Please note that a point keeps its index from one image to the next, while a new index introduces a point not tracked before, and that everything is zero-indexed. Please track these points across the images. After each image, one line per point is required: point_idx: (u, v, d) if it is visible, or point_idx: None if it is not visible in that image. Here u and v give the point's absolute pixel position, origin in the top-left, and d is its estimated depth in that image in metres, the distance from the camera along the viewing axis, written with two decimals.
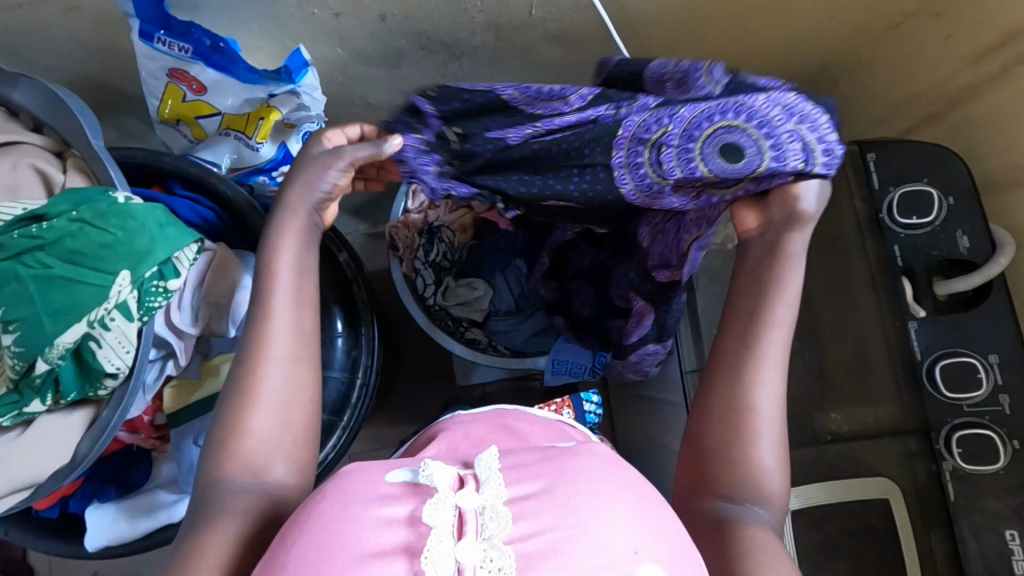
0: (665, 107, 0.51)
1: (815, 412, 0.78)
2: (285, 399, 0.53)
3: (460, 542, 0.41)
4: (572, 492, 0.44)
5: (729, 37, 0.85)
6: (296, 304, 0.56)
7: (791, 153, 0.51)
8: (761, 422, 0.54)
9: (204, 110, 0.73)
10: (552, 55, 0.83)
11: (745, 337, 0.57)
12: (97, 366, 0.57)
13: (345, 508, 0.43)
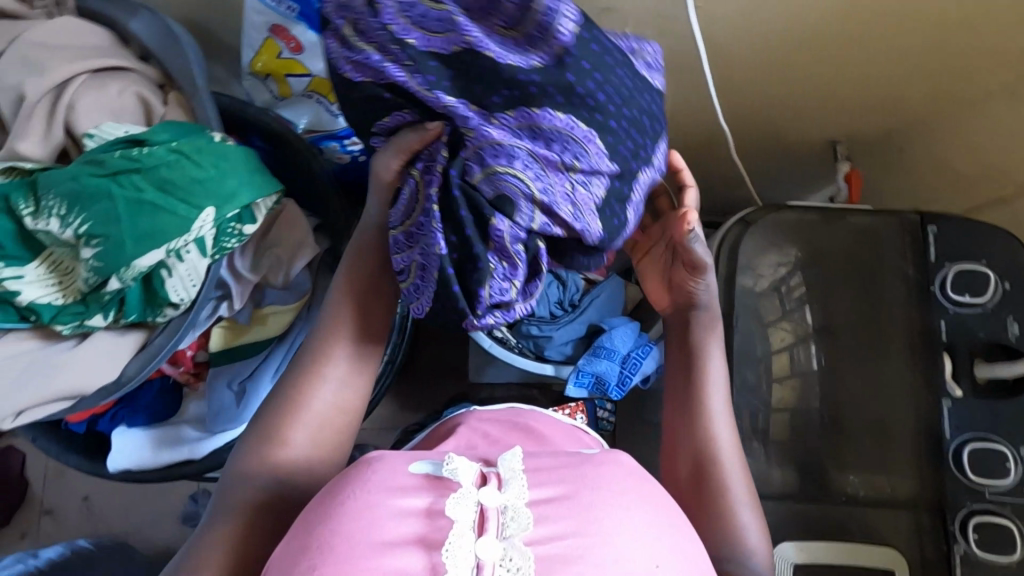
0: (482, 153, 0.48)
1: (833, 470, 0.78)
2: (302, 453, 0.55)
3: (480, 538, 0.41)
4: (594, 499, 0.44)
5: (802, 82, 0.86)
6: (342, 402, 0.57)
7: (421, 262, 0.51)
8: (727, 472, 0.58)
9: (295, 69, 0.76)
10: None
11: (687, 399, 0.62)
12: (163, 294, 0.61)
13: (366, 495, 0.44)
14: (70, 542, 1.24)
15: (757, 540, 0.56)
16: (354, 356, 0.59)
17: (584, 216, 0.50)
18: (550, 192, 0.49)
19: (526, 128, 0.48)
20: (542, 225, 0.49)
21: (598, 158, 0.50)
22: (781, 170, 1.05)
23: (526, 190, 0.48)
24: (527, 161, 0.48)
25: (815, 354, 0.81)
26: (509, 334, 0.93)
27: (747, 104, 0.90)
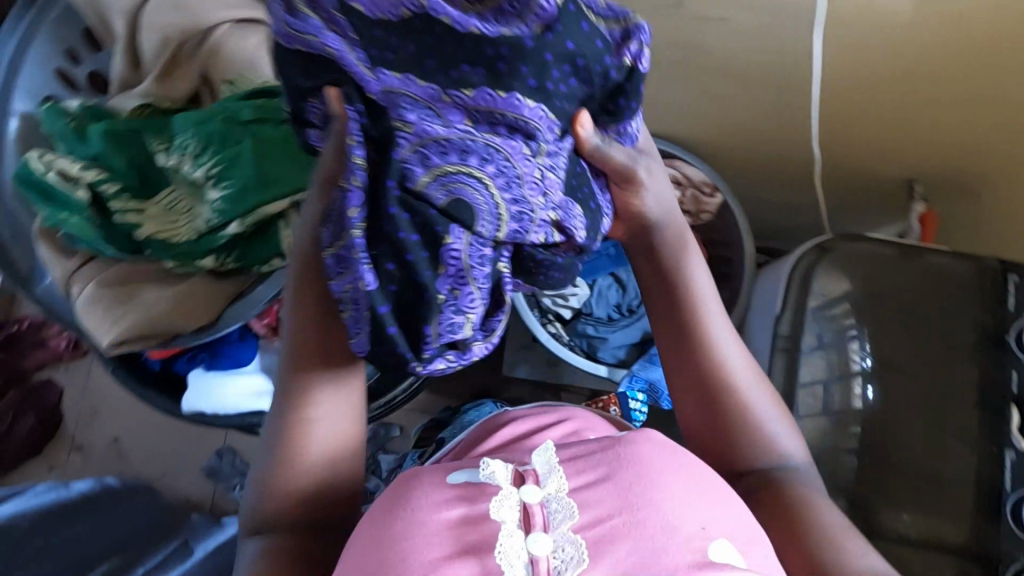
0: (429, 144, 0.42)
1: (882, 508, 0.77)
2: (319, 469, 0.52)
3: (531, 534, 0.42)
4: (633, 478, 0.46)
5: (897, 121, 0.84)
6: (338, 417, 0.52)
7: (358, 294, 0.43)
8: (743, 390, 0.57)
9: None
10: (724, 87, 0.83)
11: (684, 333, 0.57)
12: (275, 242, 0.74)
13: (410, 513, 0.45)
14: (100, 480, 1.25)
15: (790, 444, 0.57)
16: (340, 390, 0.52)
17: (546, 188, 0.46)
18: (521, 202, 0.45)
19: (485, 111, 0.43)
20: (513, 227, 0.45)
21: (534, 117, 0.44)
22: (849, 205, 1.03)
23: (489, 194, 0.44)
24: (422, 112, 0.42)
25: (869, 386, 0.81)
26: (562, 330, 0.97)
27: (835, 133, 0.88)
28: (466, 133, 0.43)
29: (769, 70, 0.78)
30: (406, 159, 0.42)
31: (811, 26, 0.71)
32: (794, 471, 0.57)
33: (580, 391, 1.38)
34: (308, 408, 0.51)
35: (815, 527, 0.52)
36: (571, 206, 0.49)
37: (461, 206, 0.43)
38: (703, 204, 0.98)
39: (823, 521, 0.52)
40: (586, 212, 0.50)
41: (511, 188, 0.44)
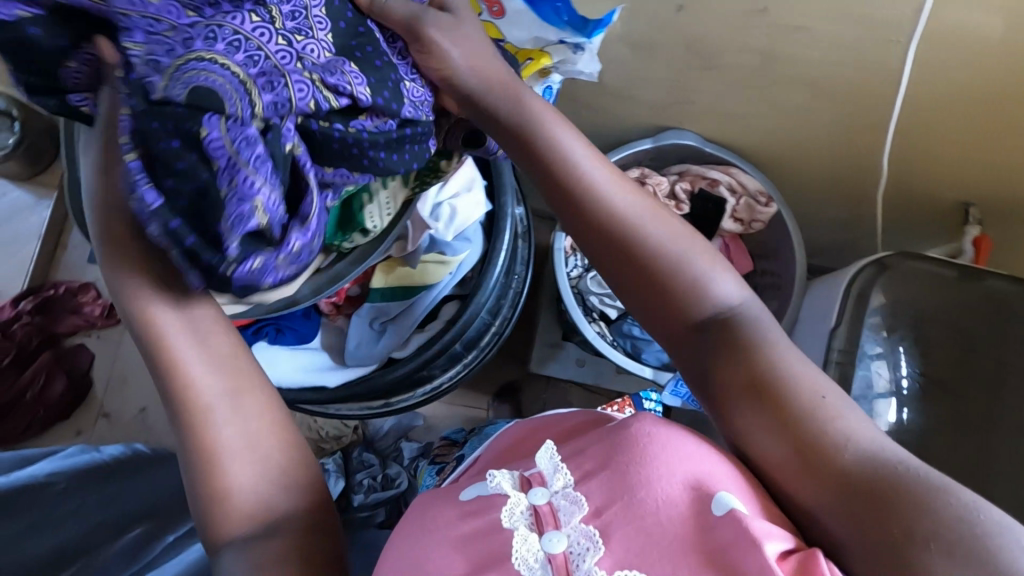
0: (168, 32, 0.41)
1: None
2: (238, 455, 0.47)
3: (544, 533, 0.41)
4: (627, 456, 0.43)
5: (967, 145, 0.82)
6: (218, 382, 0.48)
7: (235, 209, 0.39)
8: (688, 281, 0.48)
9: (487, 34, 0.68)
10: (795, 98, 0.82)
11: (585, 228, 0.51)
12: (357, 217, 0.58)
13: (433, 532, 0.46)
14: (128, 448, 1.26)
15: (728, 292, 0.49)
16: (214, 365, 0.48)
17: (343, 80, 0.46)
18: (269, 69, 0.43)
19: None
20: (268, 98, 0.42)
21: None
22: (903, 225, 1.02)
23: (234, 75, 0.40)
24: (232, 43, 0.42)
25: (905, 409, 0.80)
26: (606, 329, 0.98)
27: (901, 151, 0.86)
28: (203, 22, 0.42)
29: (846, 82, 0.77)
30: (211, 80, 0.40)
31: (900, 43, 0.69)
32: (743, 317, 0.48)
33: (606, 393, 1.38)
34: (199, 401, 0.47)
35: (792, 396, 0.43)
36: (347, 69, 0.47)
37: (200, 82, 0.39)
38: (757, 213, 0.97)
39: (807, 397, 0.42)
40: (365, 69, 0.48)
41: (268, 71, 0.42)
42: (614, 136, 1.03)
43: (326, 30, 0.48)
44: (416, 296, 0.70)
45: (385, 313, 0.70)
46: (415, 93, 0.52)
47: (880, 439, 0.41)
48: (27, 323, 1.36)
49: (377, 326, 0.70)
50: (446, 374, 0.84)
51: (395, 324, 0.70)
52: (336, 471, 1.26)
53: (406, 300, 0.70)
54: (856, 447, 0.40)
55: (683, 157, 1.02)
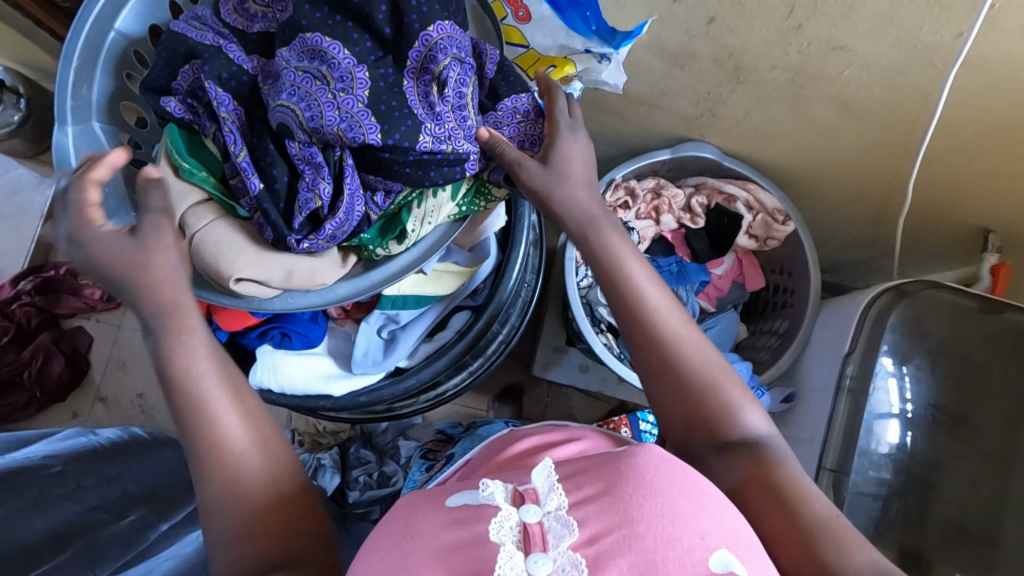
0: (261, 75, 0.56)
1: (933, 563, 0.76)
2: (248, 455, 0.49)
3: (531, 555, 0.37)
4: (631, 488, 0.41)
5: (993, 174, 0.81)
6: (228, 383, 0.51)
7: (310, 204, 0.55)
8: (730, 396, 0.51)
9: (513, 38, 0.69)
10: (823, 116, 0.81)
11: (645, 338, 0.53)
12: (401, 225, 0.59)
13: (410, 539, 0.41)
14: (125, 432, 1.24)
15: (758, 416, 0.51)
16: (234, 409, 0.50)
17: (356, 125, 0.52)
18: (311, 104, 0.52)
19: (310, 52, 0.53)
20: (312, 128, 0.52)
21: (348, 65, 0.52)
22: (919, 247, 1.00)
23: (295, 116, 0.52)
24: (289, 88, 0.52)
25: (910, 432, 0.79)
26: (614, 341, 0.96)
27: (925, 175, 0.85)
28: (267, 74, 0.56)
29: (877, 103, 0.75)
30: (277, 110, 0.53)
31: (936, 69, 0.68)
32: (770, 443, 0.51)
33: (606, 400, 1.37)
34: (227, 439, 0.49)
35: (811, 514, 0.46)
36: (362, 116, 0.52)
37: (301, 129, 0.53)
38: (773, 230, 0.95)
39: (828, 522, 0.46)
40: (379, 117, 0.52)
41: (309, 104, 0.52)
42: (633, 144, 1.01)
43: (364, 73, 0.52)
44: (429, 304, 0.69)
45: (395, 321, 0.68)
46: (434, 130, 0.54)
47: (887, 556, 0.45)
48: (27, 303, 1.35)
49: (385, 333, 0.68)
50: (451, 383, 0.82)
51: (405, 333, 0.68)
52: (332, 466, 1.25)
53: (418, 309, 0.68)
54: (867, 558, 0.44)
55: (701, 169, 1.00)
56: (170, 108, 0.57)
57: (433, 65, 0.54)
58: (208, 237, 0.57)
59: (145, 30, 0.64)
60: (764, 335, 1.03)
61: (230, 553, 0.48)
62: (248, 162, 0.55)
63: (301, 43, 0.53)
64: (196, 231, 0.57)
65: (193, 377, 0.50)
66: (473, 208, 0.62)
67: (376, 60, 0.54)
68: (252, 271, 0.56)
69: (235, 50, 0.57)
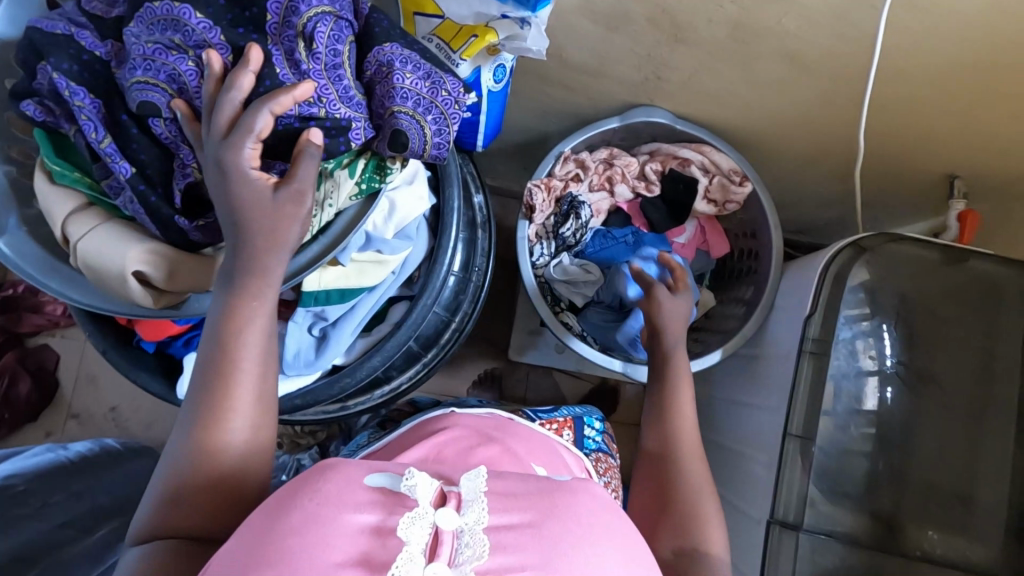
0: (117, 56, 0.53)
1: (910, 525, 0.74)
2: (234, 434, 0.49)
3: (431, 564, 0.37)
4: (559, 528, 0.40)
5: (951, 118, 0.77)
6: (262, 359, 0.52)
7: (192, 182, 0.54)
8: (701, 489, 0.65)
9: (428, 9, 0.66)
10: (769, 71, 0.77)
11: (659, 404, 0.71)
12: None
13: (318, 509, 0.39)
14: (99, 443, 1.21)
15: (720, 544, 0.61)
16: (263, 382, 0.51)
17: None
18: (175, 80, 0.50)
19: (162, 23, 0.50)
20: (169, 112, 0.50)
21: (202, 32, 0.50)
22: (887, 199, 0.97)
23: (165, 94, 0.50)
24: (142, 63, 0.49)
25: (888, 389, 0.77)
26: (575, 321, 0.94)
27: (884, 125, 0.82)
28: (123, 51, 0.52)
29: (822, 54, 0.72)
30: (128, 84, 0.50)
31: (876, 11, 0.64)
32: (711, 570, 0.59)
33: (587, 377, 1.35)
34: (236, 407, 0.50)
35: None
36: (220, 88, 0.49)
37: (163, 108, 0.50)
38: (731, 193, 0.92)
39: None
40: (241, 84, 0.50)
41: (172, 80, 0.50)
42: (583, 114, 0.97)
43: (220, 38, 0.50)
44: (356, 297, 0.64)
45: (324, 318, 0.64)
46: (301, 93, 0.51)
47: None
48: None
49: (317, 331, 0.64)
50: (405, 376, 0.80)
51: (336, 330, 0.64)
52: (312, 466, 1.23)
53: (344, 303, 0.63)
54: None
55: (654, 135, 0.96)
56: (28, 112, 0.53)
57: (296, 17, 0.51)
58: (89, 241, 0.54)
59: (23, 33, 0.58)
60: (732, 303, 1.00)
61: (160, 513, 0.47)
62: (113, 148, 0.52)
63: (148, 16, 0.50)
64: (78, 238, 0.54)
65: (238, 332, 0.50)
66: (377, 187, 0.56)
67: (233, 20, 0.51)
68: (141, 265, 0.54)
69: (87, 39, 0.53)
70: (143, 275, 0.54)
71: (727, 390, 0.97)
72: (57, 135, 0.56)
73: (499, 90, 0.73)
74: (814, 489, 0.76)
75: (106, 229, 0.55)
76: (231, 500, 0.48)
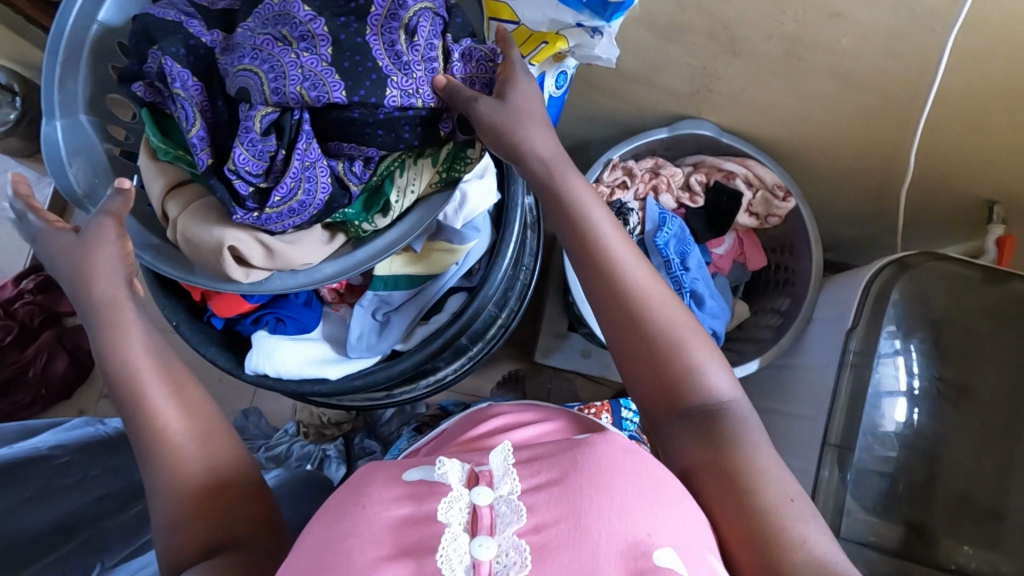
0: (221, 44, 0.55)
1: (943, 538, 0.76)
2: (185, 446, 0.50)
3: (477, 537, 0.39)
4: (585, 482, 0.42)
5: (996, 142, 0.79)
6: (164, 368, 0.53)
7: (273, 165, 0.55)
8: (693, 347, 0.51)
9: (502, 14, 0.68)
10: (820, 88, 0.79)
11: (611, 294, 0.52)
12: (384, 196, 0.60)
13: (359, 508, 0.43)
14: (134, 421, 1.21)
15: (726, 384, 0.51)
16: (177, 390, 0.52)
17: (321, 85, 0.52)
18: (275, 64, 0.51)
19: (276, 19, 0.53)
20: (275, 99, 0.52)
21: (307, 23, 0.52)
22: (921, 220, 0.98)
23: (259, 79, 0.52)
24: (250, 52, 0.52)
25: (916, 408, 0.78)
26: None
27: (929, 146, 0.83)
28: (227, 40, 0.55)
29: (876, 73, 0.74)
30: (231, 69, 0.52)
31: (935, 33, 0.66)
32: (734, 412, 0.50)
33: (609, 383, 1.36)
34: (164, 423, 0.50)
35: (757, 487, 0.46)
36: (327, 76, 0.52)
37: (256, 90, 0.52)
38: (773, 207, 0.94)
39: (777, 497, 0.45)
40: (342, 73, 0.52)
41: (272, 63, 0.51)
42: (628, 123, 1.00)
43: (323, 29, 0.52)
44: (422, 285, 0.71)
45: (388, 303, 0.70)
46: (401, 83, 0.53)
47: (832, 552, 0.44)
48: (29, 301, 1.29)
49: (380, 316, 0.70)
50: (449, 367, 0.81)
51: (397, 315, 0.70)
52: (338, 457, 1.24)
53: (412, 290, 0.70)
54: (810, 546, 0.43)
55: (698, 147, 0.98)
56: (138, 92, 0.57)
57: (402, 12, 0.54)
58: (188, 216, 0.58)
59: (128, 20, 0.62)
60: (766, 315, 1.02)
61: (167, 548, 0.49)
62: (200, 137, 0.55)
63: (263, 14, 0.54)
64: (176, 213, 0.58)
65: (127, 361, 0.52)
66: (454, 175, 0.60)
67: (339, 13, 0.54)
68: (237, 241, 0.56)
69: (201, 31, 0.56)
70: (237, 251, 0.56)
71: (762, 399, 0.99)
72: (158, 116, 0.60)
73: (558, 95, 0.76)
74: (849, 498, 0.77)
75: (202, 206, 0.58)
76: (216, 505, 0.50)
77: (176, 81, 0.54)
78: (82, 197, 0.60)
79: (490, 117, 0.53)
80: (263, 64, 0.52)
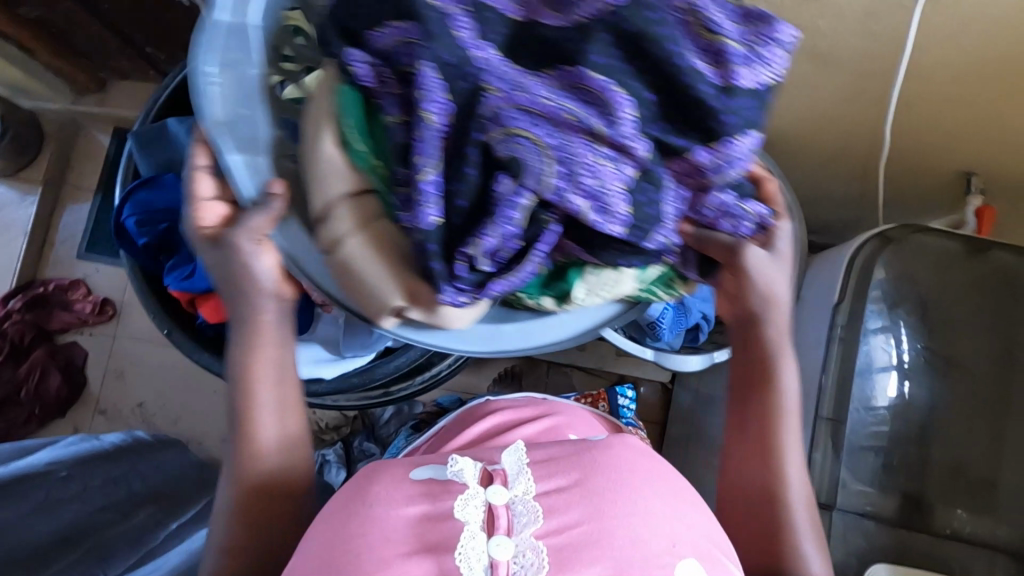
0: (508, 82, 0.47)
1: (938, 505, 0.77)
2: (271, 459, 0.56)
3: (494, 536, 0.40)
4: (605, 485, 0.44)
5: (972, 117, 0.81)
6: (283, 397, 0.57)
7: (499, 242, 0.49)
8: (801, 506, 0.57)
9: None
10: (798, 71, 0.81)
11: (751, 415, 0.59)
12: (567, 286, 0.55)
13: (370, 509, 0.43)
14: (130, 433, 1.20)
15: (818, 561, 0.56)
16: (284, 417, 0.57)
17: (604, 206, 0.47)
18: (561, 155, 0.46)
19: (573, 88, 0.47)
20: (550, 198, 0.47)
21: (629, 132, 0.47)
22: (902, 199, 1.00)
23: (532, 153, 0.46)
24: (524, 116, 0.46)
25: (905, 381, 0.80)
26: None
27: (907, 125, 0.85)
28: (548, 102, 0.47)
29: (852, 54, 0.75)
30: (502, 131, 0.46)
31: (906, 10, 0.68)
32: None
33: (604, 375, 1.37)
34: (260, 438, 0.55)
35: None
36: (615, 199, 0.47)
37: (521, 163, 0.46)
38: None
39: None
40: (631, 191, 0.48)
41: (547, 145, 0.46)
42: None
43: (643, 160, 0.48)
44: None
45: None
46: (668, 231, 0.50)
47: None
48: (18, 320, 1.28)
49: None
50: (446, 361, 0.82)
51: None
52: (336, 462, 1.24)
53: None
54: None
55: None
56: (357, 67, 0.50)
57: (724, 170, 0.49)
58: (359, 240, 0.52)
59: None
60: None
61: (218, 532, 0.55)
62: (433, 183, 0.48)
63: (605, 84, 0.47)
64: (339, 239, 0.52)
65: (249, 380, 0.56)
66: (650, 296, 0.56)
67: (650, 116, 0.48)
68: (393, 296, 0.52)
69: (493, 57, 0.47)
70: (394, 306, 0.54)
71: None
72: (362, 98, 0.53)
73: None
74: (845, 471, 0.78)
75: (373, 235, 0.52)
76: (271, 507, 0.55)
77: (428, 102, 0.47)
78: (220, 121, 0.52)
79: (746, 265, 0.55)
80: (536, 137, 0.46)
